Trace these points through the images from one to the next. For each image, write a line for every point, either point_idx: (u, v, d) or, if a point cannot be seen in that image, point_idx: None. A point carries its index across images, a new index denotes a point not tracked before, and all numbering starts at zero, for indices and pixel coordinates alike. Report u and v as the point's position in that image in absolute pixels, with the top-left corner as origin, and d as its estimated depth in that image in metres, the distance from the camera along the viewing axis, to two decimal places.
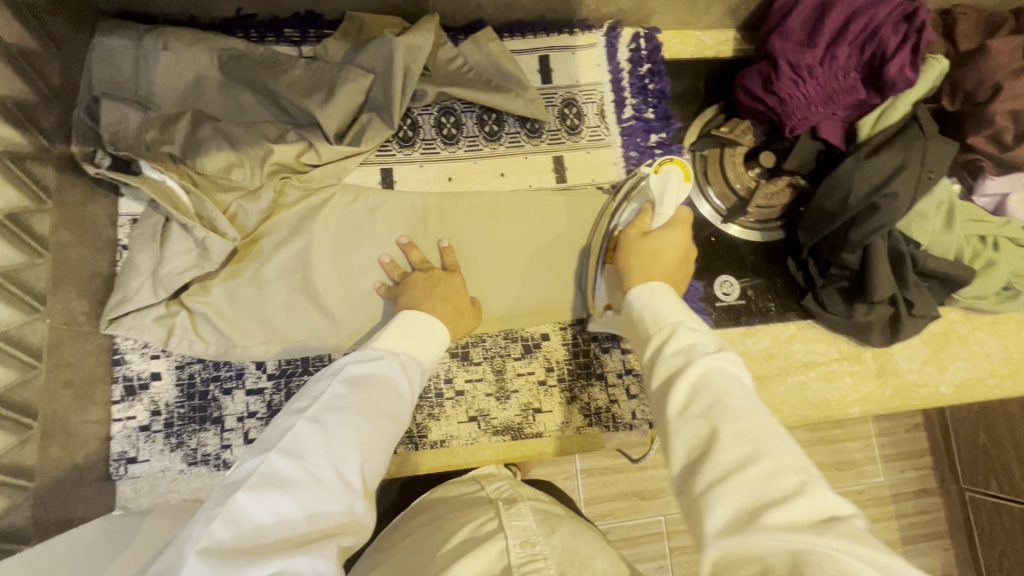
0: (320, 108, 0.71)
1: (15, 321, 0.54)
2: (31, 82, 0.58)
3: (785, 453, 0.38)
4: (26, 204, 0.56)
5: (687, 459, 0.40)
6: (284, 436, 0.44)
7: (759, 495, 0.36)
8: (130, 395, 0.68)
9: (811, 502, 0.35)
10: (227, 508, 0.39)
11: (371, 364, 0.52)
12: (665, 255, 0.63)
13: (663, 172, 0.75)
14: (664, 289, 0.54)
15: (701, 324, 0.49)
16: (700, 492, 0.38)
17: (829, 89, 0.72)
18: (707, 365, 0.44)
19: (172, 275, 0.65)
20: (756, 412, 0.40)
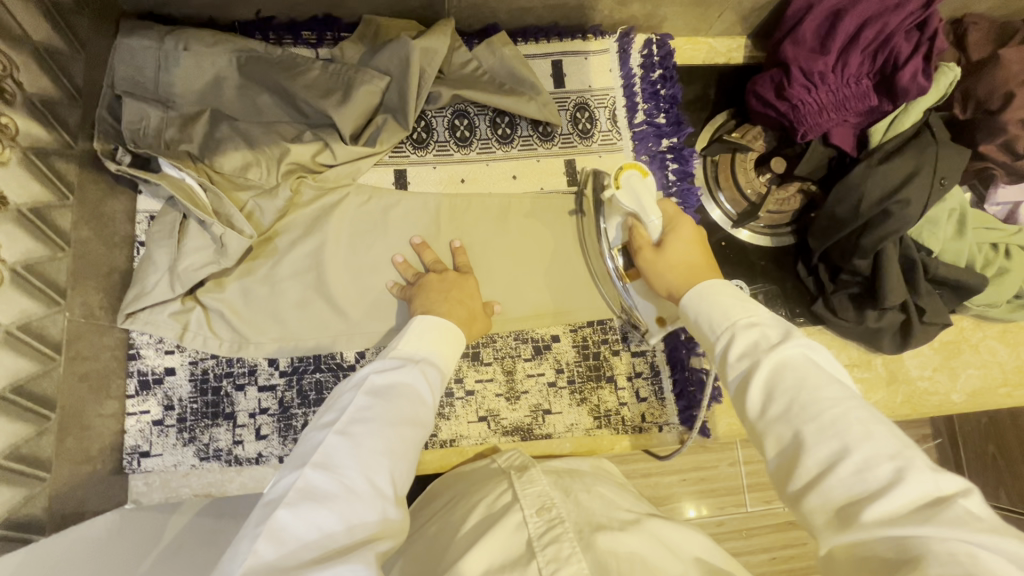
0: (336, 109, 0.72)
1: (37, 313, 0.54)
2: (56, 79, 0.60)
3: (875, 440, 0.39)
4: (48, 198, 0.57)
5: (778, 460, 0.42)
6: (316, 451, 0.45)
7: (855, 489, 0.37)
8: (144, 389, 0.69)
9: (912, 489, 0.36)
10: (269, 526, 0.39)
11: (391, 374, 0.53)
12: (692, 256, 0.63)
13: (623, 183, 0.67)
14: (720, 287, 0.55)
15: (762, 316, 0.49)
16: (800, 492, 0.40)
17: (840, 96, 0.73)
18: (776, 362, 0.45)
19: (190, 271, 0.65)
20: (837, 401, 0.41)
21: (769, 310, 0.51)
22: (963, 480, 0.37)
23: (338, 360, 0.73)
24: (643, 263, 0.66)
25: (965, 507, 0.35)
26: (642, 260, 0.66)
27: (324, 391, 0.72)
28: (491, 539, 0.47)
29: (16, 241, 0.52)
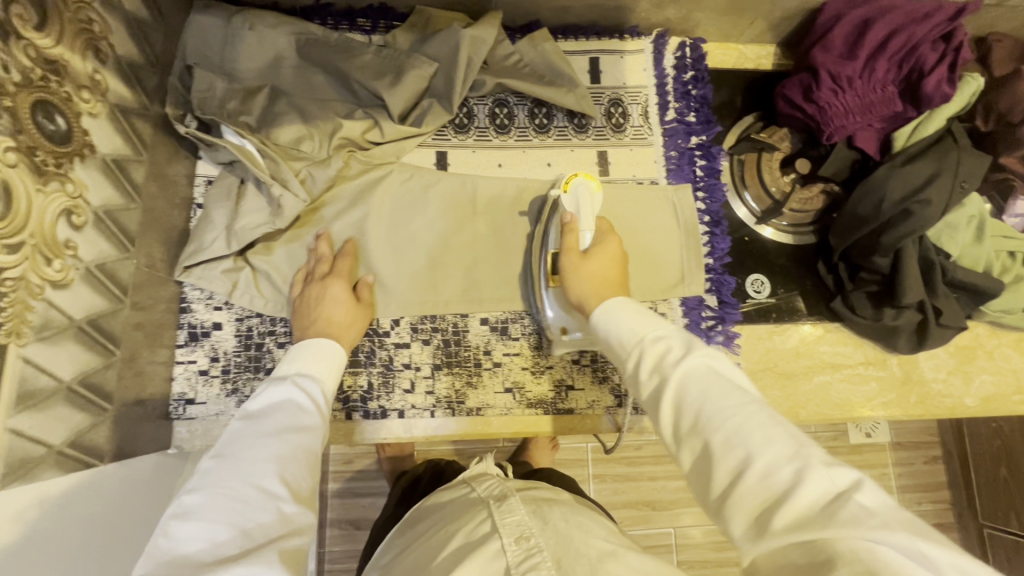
0: (388, 89, 0.77)
1: (112, 255, 0.59)
2: (140, 47, 0.65)
3: (774, 445, 0.42)
4: (128, 152, 0.62)
5: (697, 473, 0.45)
6: (194, 478, 0.47)
7: (763, 495, 0.40)
8: (193, 341, 0.73)
9: (811, 489, 0.39)
10: (150, 552, 0.42)
11: (267, 392, 0.56)
12: (610, 271, 0.69)
13: (572, 188, 0.75)
14: (627, 305, 0.60)
15: (665, 329, 0.54)
16: (719, 501, 0.42)
17: (867, 101, 0.76)
18: (682, 374, 0.49)
19: (246, 229, 0.70)
20: (737, 409, 0.44)
21: (668, 322, 0.56)
22: (855, 471, 0.40)
23: (374, 326, 0.76)
24: (569, 269, 0.70)
25: (857, 501, 0.38)
26: (569, 264, 0.69)
27: (359, 353, 0.75)
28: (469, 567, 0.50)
29: (100, 187, 0.57)
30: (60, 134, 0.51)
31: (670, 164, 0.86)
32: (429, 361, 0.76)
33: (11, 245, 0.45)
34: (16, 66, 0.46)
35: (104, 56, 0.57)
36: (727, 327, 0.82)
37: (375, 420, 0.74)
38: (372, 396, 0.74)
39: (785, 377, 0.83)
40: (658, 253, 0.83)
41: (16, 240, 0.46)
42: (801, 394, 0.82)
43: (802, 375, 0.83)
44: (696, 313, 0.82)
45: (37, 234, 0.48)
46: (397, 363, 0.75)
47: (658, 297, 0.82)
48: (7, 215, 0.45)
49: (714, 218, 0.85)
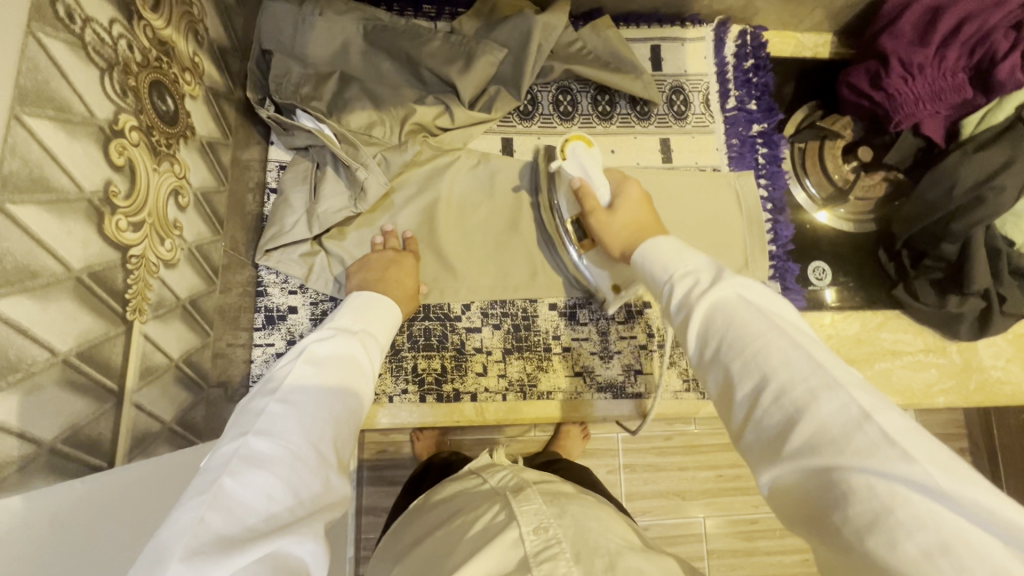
0: (458, 75, 0.77)
1: (207, 236, 0.59)
2: (226, 29, 0.65)
3: (793, 366, 0.37)
4: (218, 135, 0.62)
5: (722, 398, 0.42)
6: (259, 418, 0.43)
7: (780, 420, 0.36)
8: (270, 324, 0.73)
9: (826, 413, 0.34)
10: (214, 492, 0.36)
11: (332, 345, 0.54)
12: (641, 215, 0.63)
13: (569, 153, 0.69)
14: (663, 239, 0.53)
15: (698, 262, 0.48)
16: (740, 426, 0.39)
17: (936, 88, 0.76)
18: (706, 306, 0.44)
19: (328, 214, 0.71)
20: (760, 333, 0.39)
21: (704, 254, 0.49)
22: (878, 395, 0.35)
23: (445, 311, 0.77)
24: (597, 228, 0.65)
25: (877, 424, 0.32)
26: (597, 225, 0.65)
27: (431, 337, 0.76)
28: (488, 556, 0.46)
29: (198, 168, 0.57)
30: (169, 115, 0.52)
31: (732, 152, 0.87)
32: (500, 345, 0.77)
33: (135, 223, 0.46)
34: (137, 45, 0.47)
35: (200, 39, 0.58)
36: (791, 314, 0.83)
37: (449, 402, 0.74)
38: (446, 379, 0.75)
39: (847, 363, 0.83)
40: (723, 240, 0.84)
41: (139, 218, 0.47)
42: (863, 380, 0.83)
43: (864, 361, 0.84)
44: None
45: (152, 214, 0.49)
46: (469, 348, 0.76)
47: None
48: (133, 193, 0.46)
49: (777, 206, 0.85)
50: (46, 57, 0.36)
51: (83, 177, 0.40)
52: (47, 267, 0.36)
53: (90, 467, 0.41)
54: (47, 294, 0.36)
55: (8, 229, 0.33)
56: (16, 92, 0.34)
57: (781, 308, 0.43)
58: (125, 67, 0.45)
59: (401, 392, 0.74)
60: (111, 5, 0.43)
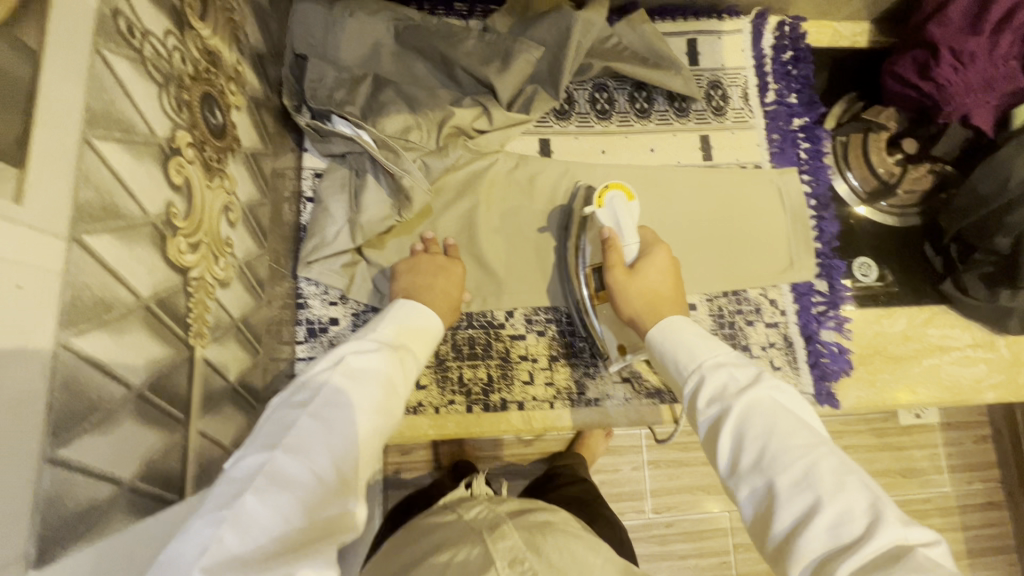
0: (497, 75, 0.75)
1: (253, 250, 0.58)
2: (262, 34, 0.63)
3: (847, 492, 0.40)
4: (260, 146, 0.60)
5: (756, 514, 0.43)
6: (288, 433, 0.41)
7: (830, 545, 0.38)
8: (312, 337, 0.71)
9: (883, 541, 0.36)
10: (236, 511, 0.36)
11: (376, 358, 0.50)
12: (662, 285, 0.65)
13: (606, 202, 0.70)
14: (684, 322, 0.58)
15: (728, 357, 0.52)
16: (779, 546, 0.40)
17: (987, 76, 0.72)
18: (744, 406, 0.46)
19: (372, 223, 0.69)
20: (807, 448, 0.42)
21: (733, 349, 0.53)
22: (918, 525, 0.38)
23: (489, 318, 0.75)
24: (616, 286, 0.66)
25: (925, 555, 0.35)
26: (614, 281, 0.65)
27: (476, 346, 0.74)
28: None
29: (244, 181, 0.55)
30: (218, 128, 0.50)
31: (773, 148, 0.85)
32: (546, 352, 0.75)
33: (193, 244, 0.44)
34: (189, 57, 0.44)
35: (241, 46, 0.56)
36: (838, 312, 0.81)
37: (495, 412, 0.73)
38: (493, 388, 0.73)
39: (894, 360, 0.81)
40: (767, 238, 0.82)
41: (196, 238, 0.44)
42: (912, 377, 0.81)
43: (912, 358, 0.81)
44: (807, 299, 0.80)
45: (207, 232, 0.47)
46: (515, 355, 0.74)
47: (769, 283, 0.81)
48: (191, 212, 0.44)
49: (822, 201, 0.83)
50: (110, 75, 0.34)
51: (147, 200, 0.38)
52: (120, 298, 0.34)
53: (165, 500, 0.39)
54: (120, 325, 0.34)
55: (86, 261, 0.31)
56: (85, 115, 0.31)
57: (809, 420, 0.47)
58: (179, 81, 0.43)
59: (448, 402, 0.73)
60: (164, 15, 0.41)
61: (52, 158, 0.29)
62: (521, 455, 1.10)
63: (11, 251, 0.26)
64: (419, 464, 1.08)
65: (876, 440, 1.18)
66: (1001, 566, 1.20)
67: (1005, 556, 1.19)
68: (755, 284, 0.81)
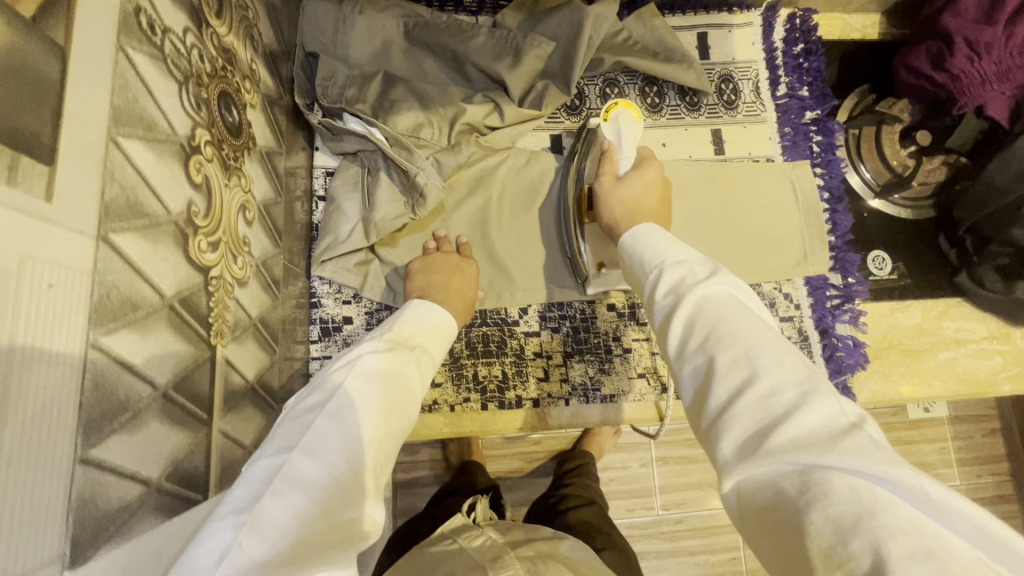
0: (508, 71, 0.74)
1: (269, 249, 0.57)
2: (274, 32, 0.63)
3: (787, 369, 0.37)
4: (274, 144, 0.60)
5: (694, 395, 0.41)
6: (306, 434, 0.39)
7: (762, 416, 0.35)
8: (326, 336, 0.71)
9: (817, 414, 0.34)
10: (254, 516, 0.33)
11: (391, 357, 0.50)
12: (648, 198, 0.63)
13: (612, 118, 0.70)
14: (654, 229, 0.55)
15: (690, 253, 0.49)
16: (710, 421, 0.38)
17: (1004, 67, 0.70)
18: (697, 297, 0.44)
19: (386, 221, 0.68)
20: (754, 331, 0.40)
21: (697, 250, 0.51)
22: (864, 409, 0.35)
23: (502, 315, 0.75)
24: (600, 194, 0.65)
25: (866, 433, 0.33)
26: (600, 188, 0.65)
27: (490, 343, 0.74)
28: None
29: (260, 180, 0.55)
30: (235, 126, 0.49)
31: (785, 141, 0.84)
32: (560, 348, 0.75)
33: (212, 242, 0.44)
34: (207, 55, 0.44)
35: (255, 44, 0.56)
36: (853, 305, 0.80)
37: (511, 410, 0.72)
38: (508, 386, 0.73)
39: (909, 353, 0.80)
40: (781, 231, 0.81)
41: (216, 237, 0.44)
42: (928, 370, 0.79)
43: (927, 351, 0.80)
44: (822, 292, 0.80)
45: (225, 231, 0.46)
46: (529, 353, 0.74)
47: (783, 277, 0.80)
48: (211, 211, 0.43)
49: (835, 194, 0.83)
50: (133, 72, 0.34)
51: (169, 198, 0.37)
52: (145, 297, 0.34)
53: (189, 501, 0.39)
54: (146, 325, 0.34)
55: (112, 260, 0.31)
56: (111, 112, 0.31)
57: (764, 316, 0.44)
58: (197, 79, 0.42)
59: (464, 400, 0.72)
60: (183, 13, 0.41)
61: (80, 157, 0.29)
62: (531, 454, 1.10)
63: (44, 250, 0.26)
64: (429, 465, 1.07)
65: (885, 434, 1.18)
66: None
67: None
68: (770, 278, 0.80)
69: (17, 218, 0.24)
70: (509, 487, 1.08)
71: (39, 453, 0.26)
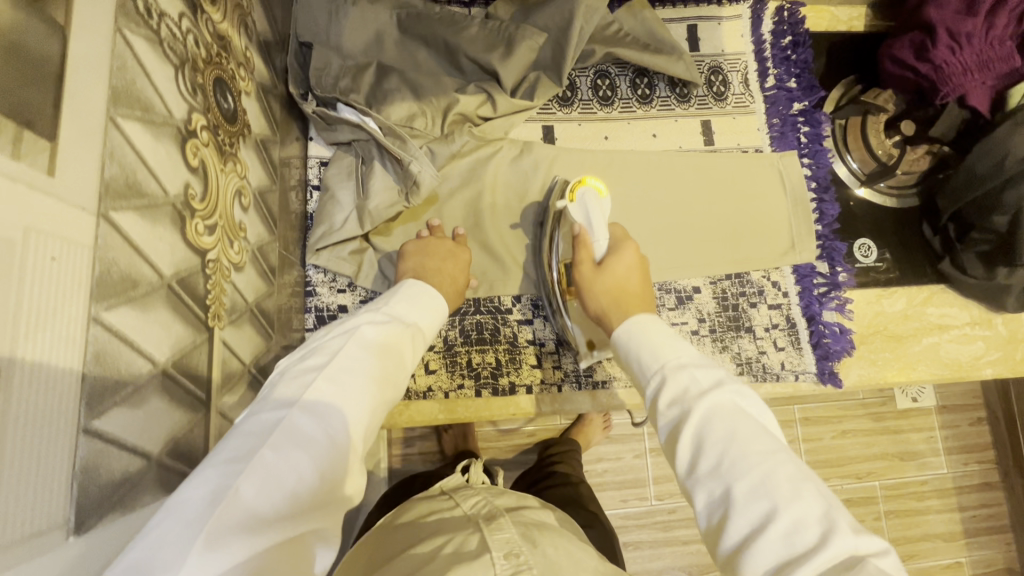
0: (501, 62, 0.75)
1: (265, 236, 0.58)
2: (267, 22, 0.63)
3: (802, 501, 0.39)
4: (268, 133, 0.61)
5: (710, 520, 0.42)
6: (306, 393, 0.40)
7: (781, 553, 0.37)
8: (321, 324, 0.72)
9: (833, 551, 0.36)
10: (253, 465, 0.34)
11: (387, 330, 0.51)
12: (631, 282, 0.64)
13: (577, 198, 0.69)
14: (652, 323, 0.56)
15: (690, 358, 0.51)
16: (731, 554, 0.39)
17: (985, 57, 0.73)
18: (705, 410, 0.45)
19: (379, 210, 0.69)
20: (765, 456, 0.41)
21: (697, 350, 0.52)
22: (872, 534, 0.38)
23: (496, 304, 0.76)
24: (582, 283, 0.66)
25: (877, 567, 0.35)
26: (581, 278, 0.66)
27: (484, 331, 0.75)
28: None
29: (255, 167, 0.56)
30: (230, 113, 0.50)
31: (773, 132, 0.86)
32: (553, 336, 0.76)
33: (209, 226, 0.44)
34: (202, 41, 0.45)
35: (249, 33, 0.56)
36: (840, 292, 0.82)
37: (504, 396, 0.74)
38: (501, 372, 0.74)
39: (894, 338, 0.82)
40: (769, 220, 0.83)
41: (212, 221, 0.45)
42: (911, 355, 0.81)
43: (912, 337, 0.82)
44: (809, 280, 0.81)
45: (222, 216, 0.47)
46: (522, 341, 0.75)
47: (770, 266, 0.82)
48: (207, 195, 0.44)
49: (822, 183, 0.84)
50: (131, 54, 0.34)
51: (166, 180, 0.38)
52: (145, 275, 0.35)
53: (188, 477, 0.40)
54: (146, 304, 0.35)
55: (113, 237, 0.32)
56: (110, 92, 0.32)
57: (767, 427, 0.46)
58: (193, 64, 0.43)
59: (458, 387, 0.73)
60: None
61: (81, 134, 0.29)
62: (526, 444, 1.11)
63: (46, 224, 0.26)
64: (424, 455, 1.08)
65: (872, 423, 1.20)
66: (997, 544, 1.21)
67: (999, 535, 1.20)
68: (758, 266, 0.81)
69: (21, 190, 0.25)
70: (503, 476, 1.09)
71: (43, 420, 0.26)
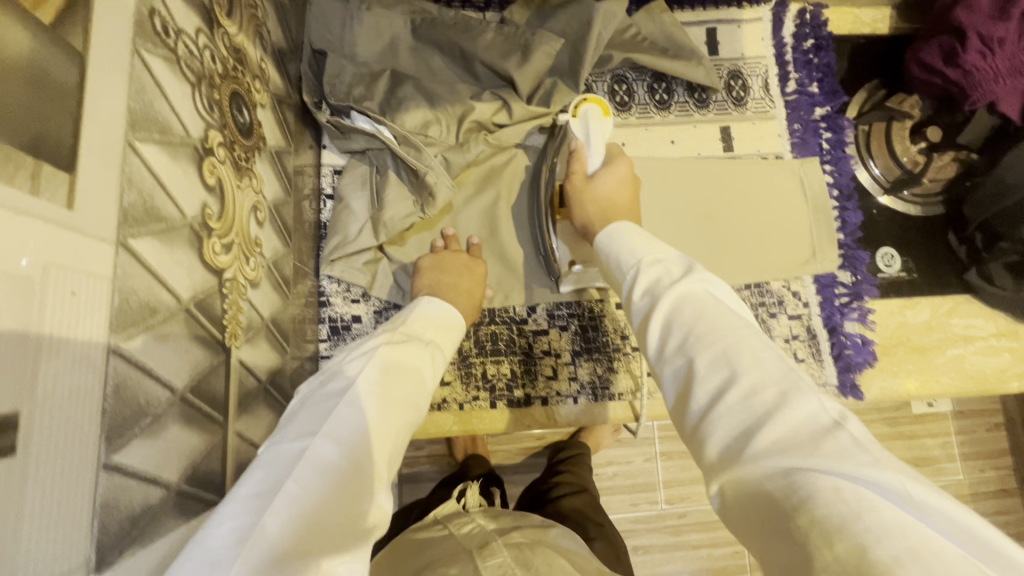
0: (516, 68, 0.74)
1: (280, 250, 0.58)
2: (281, 30, 0.62)
3: (765, 369, 0.38)
4: (283, 144, 0.60)
5: (677, 396, 0.42)
6: (326, 420, 0.40)
7: (743, 419, 0.36)
8: (335, 335, 0.71)
9: (797, 417, 0.35)
10: (279, 498, 0.34)
11: (404, 351, 0.50)
12: (619, 195, 0.65)
13: (580, 114, 0.73)
14: (630, 228, 0.56)
15: (666, 254, 0.50)
16: (694, 427, 0.39)
17: (1017, 63, 0.70)
18: (675, 298, 0.45)
19: (395, 220, 0.69)
20: (730, 331, 0.41)
21: (672, 248, 0.52)
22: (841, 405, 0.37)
23: (512, 314, 0.75)
24: (572, 192, 0.67)
25: (846, 432, 0.34)
26: (572, 187, 0.67)
27: (499, 342, 0.74)
28: None
29: (270, 180, 0.55)
30: (246, 127, 0.49)
31: (794, 138, 0.84)
32: (569, 347, 0.75)
33: (226, 244, 0.43)
34: (219, 55, 0.44)
35: (264, 43, 0.56)
36: (862, 303, 0.80)
37: (519, 409, 0.73)
38: (517, 384, 0.73)
39: (917, 350, 0.80)
40: (791, 229, 0.81)
41: (229, 240, 0.44)
42: (936, 368, 0.79)
43: (935, 348, 0.80)
44: (830, 290, 0.80)
45: (238, 234, 0.46)
46: (537, 351, 0.74)
47: (790, 276, 0.80)
48: (223, 214, 0.43)
49: (844, 192, 0.83)
50: (148, 75, 0.34)
51: (184, 201, 0.37)
52: (163, 301, 0.34)
53: (208, 500, 0.40)
54: (164, 331, 0.34)
55: (131, 266, 0.31)
56: (128, 116, 0.31)
57: (739, 311, 0.46)
58: (210, 80, 0.42)
59: (472, 398, 0.72)
60: (196, 14, 0.41)
61: (102, 165, 0.29)
62: (536, 450, 1.10)
63: (66, 258, 0.26)
64: (432, 462, 1.07)
65: (888, 429, 1.18)
66: None
67: None
68: (778, 276, 0.80)
69: (41, 225, 0.25)
70: (514, 482, 1.09)
71: (63, 460, 0.26)
